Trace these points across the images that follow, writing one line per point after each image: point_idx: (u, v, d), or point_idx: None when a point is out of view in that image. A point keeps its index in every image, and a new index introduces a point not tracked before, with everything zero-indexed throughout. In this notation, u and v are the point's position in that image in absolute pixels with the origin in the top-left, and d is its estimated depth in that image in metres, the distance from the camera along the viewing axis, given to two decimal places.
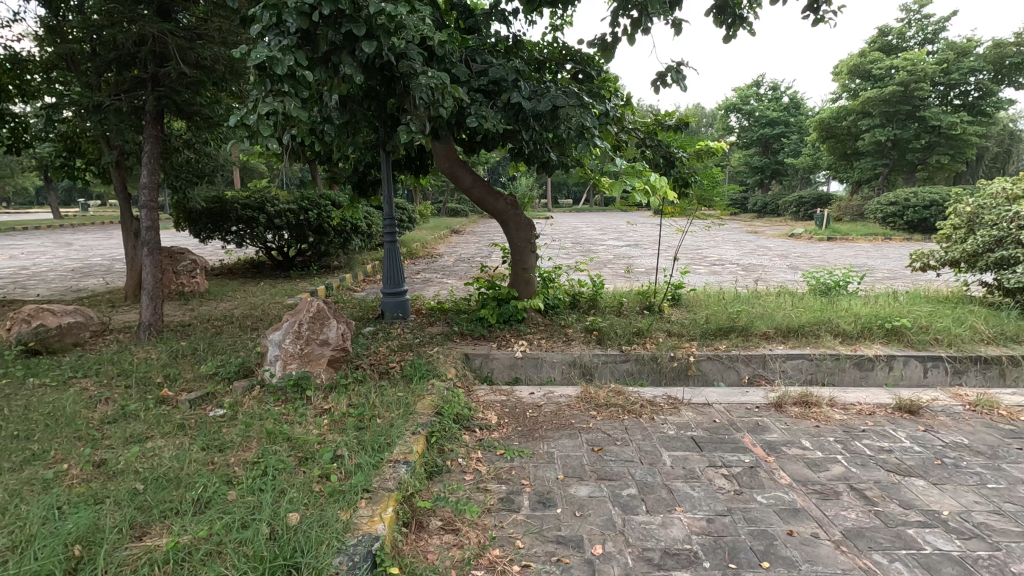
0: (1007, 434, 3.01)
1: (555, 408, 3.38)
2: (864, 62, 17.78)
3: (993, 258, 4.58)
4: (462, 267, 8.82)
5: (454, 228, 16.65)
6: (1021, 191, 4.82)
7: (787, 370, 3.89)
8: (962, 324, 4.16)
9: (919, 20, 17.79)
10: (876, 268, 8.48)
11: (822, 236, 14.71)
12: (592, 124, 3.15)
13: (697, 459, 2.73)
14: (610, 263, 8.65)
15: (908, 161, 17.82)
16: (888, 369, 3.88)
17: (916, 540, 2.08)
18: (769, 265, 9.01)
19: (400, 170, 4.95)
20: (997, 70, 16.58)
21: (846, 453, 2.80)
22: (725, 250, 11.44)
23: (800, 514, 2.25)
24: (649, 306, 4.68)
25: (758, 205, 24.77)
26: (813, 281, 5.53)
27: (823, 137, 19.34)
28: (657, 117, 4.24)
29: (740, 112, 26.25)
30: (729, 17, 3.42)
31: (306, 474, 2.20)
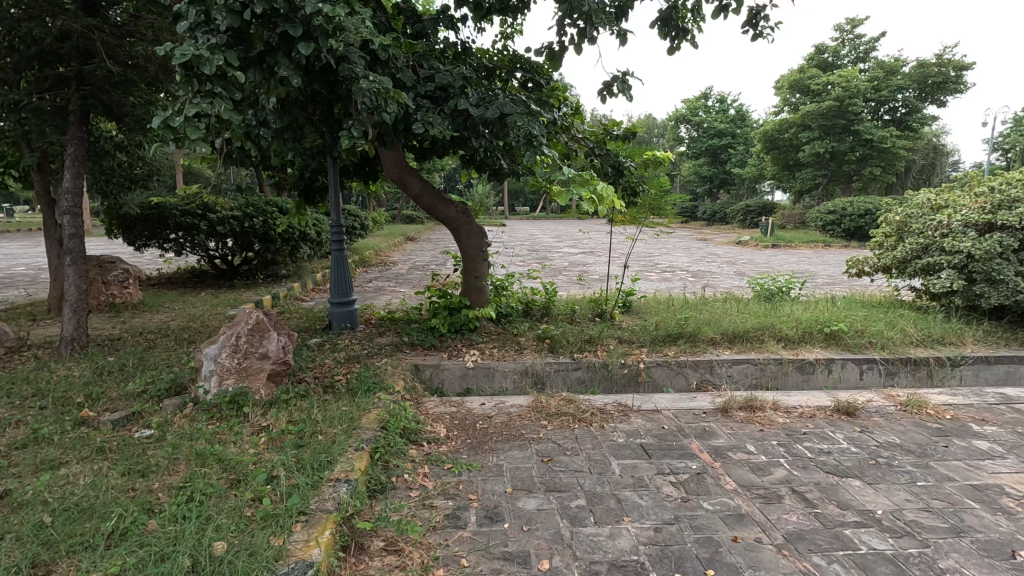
0: (935, 433, 3.16)
1: (505, 419, 3.33)
2: (803, 78, 18.70)
3: (921, 264, 4.84)
4: (416, 275, 8.69)
5: (409, 235, 16.40)
6: (943, 201, 5.14)
7: (733, 375, 3.98)
8: (894, 327, 4.37)
9: (852, 40, 18.87)
10: (816, 274, 8.86)
11: (766, 244, 15.26)
12: (539, 132, 3.13)
13: (645, 467, 2.73)
14: (564, 270, 8.71)
15: (844, 172, 18.82)
16: (827, 372, 4.02)
17: (852, 541, 2.13)
18: (717, 272, 9.26)
19: (349, 176, 4.82)
20: (922, 89, 17.71)
21: (788, 456, 2.86)
22: (676, 257, 11.76)
23: (745, 520, 2.28)
24: (601, 314, 4.71)
25: (707, 212, 25.61)
26: (757, 288, 5.71)
27: (766, 148, 20.16)
28: (605, 126, 4.27)
29: (689, 123, 27.06)
30: (673, 30, 3.48)
31: (237, 497, 2.07)
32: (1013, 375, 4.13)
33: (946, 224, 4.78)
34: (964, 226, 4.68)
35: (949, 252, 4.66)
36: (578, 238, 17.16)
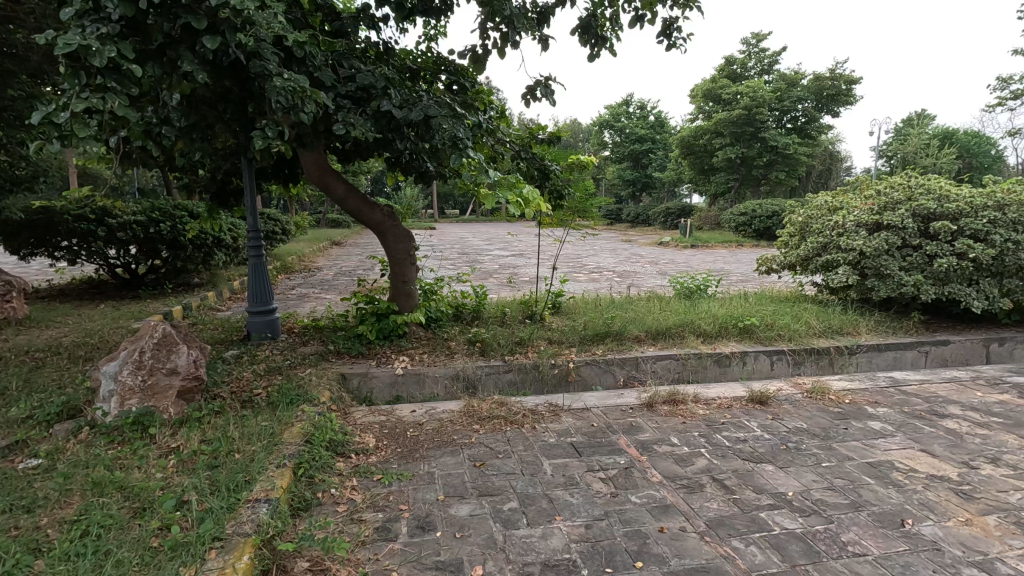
0: (836, 416, 3.44)
1: (436, 425, 3.28)
2: (715, 87, 19.85)
3: (821, 261, 5.26)
4: (343, 281, 8.41)
5: (334, 239, 15.87)
6: (838, 204, 5.62)
7: (657, 371, 4.14)
8: (799, 320, 4.71)
9: (757, 53, 20.24)
10: (731, 272, 9.42)
11: (686, 245, 16.02)
12: (464, 135, 3.12)
13: (576, 465, 2.78)
14: (494, 273, 8.73)
15: (753, 176, 20.15)
16: (742, 364, 4.27)
17: (767, 523, 2.27)
18: (642, 271, 9.63)
19: (267, 179, 4.58)
20: (819, 100, 19.26)
21: (708, 446, 3.01)
22: (602, 258, 12.12)
23: (670, 510, 2.37)
24: (531, 315, 4.75)
25: (631, 215, 26.60)
26: (678, 286, 5.97)
27: (684, 153, 21.23)
28: (531, 130, 4.29)
29: (613, 129, 27.96)
30: (593, 37, 3.56)
31: (141, 527, 1.90)
32: (900, 360, 4.57)
33: (841, 224, 5.22)
34: (855, 226, 5.14)
35: (844, 249, 5.09)
36: (508, 240, 17.31)
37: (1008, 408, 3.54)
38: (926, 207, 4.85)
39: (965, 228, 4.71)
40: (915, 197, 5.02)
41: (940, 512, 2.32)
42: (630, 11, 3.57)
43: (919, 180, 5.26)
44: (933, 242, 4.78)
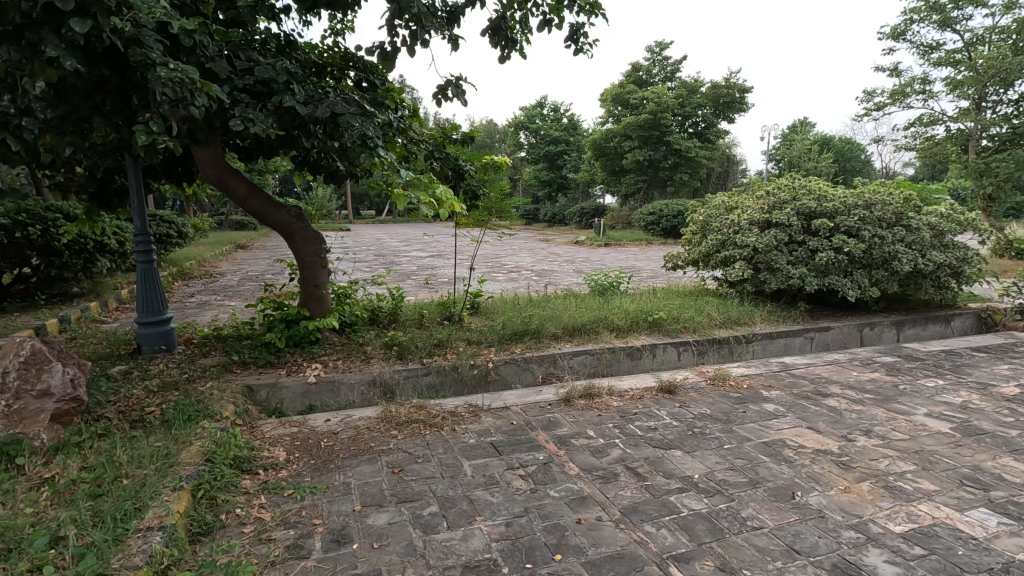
0: (736, 401, 3.70)
1: (352, 434, 3.16)
2: (623, 92, 20.74)
3: (720, 257, 5.64)
4: (248, 286, 7.92)
5: (239, 243, 14.92)
6: (733, 203, 6.07)
7: (574, 366, 4.26)
8: (703, 313, 5.03)
9: (660, 61, 21.37)
10: (642, 269, 9.87)
11: (600, 243, 16.61)
12: (374, 134, 3.03)
13: (496, 464, 2.79)
14: (411, 275, 8.58)
15: (660, 178, 21.25)
16: (652, 356, 4.49)
17: (676, 505, 2.39)
18: (559, 270, 9.86)
19: (157, 178, 4.21)
20: (716, 106, 20.66)
21: (622, 436, 3.13)
22: (519, 257, 12.27)
23: (587, 501, 2.44)
24: (450, 316, 4.71)
25: (548, 215, 27.14)
26: (592, 283, 6.17)
27: (596, 155, 22.01)
28: (444, 130, 4.17)
29: (528, 130, 28.43)
30: (503, 39, 3.58)
31: (6, 572, 1.68)
32: (790, 346, 5.00)
33: (737, 222, 5.64)
34: (749, 224, 5.56)
35: (740, 246, 5.49)
36: (425, 241, 17.07)
37: (878, 385, 3.98)
38: (808, 206, 5.34)
39: (840, 225, 5.23)
40: (799, 197, 5.52)
41: (824, 483, 2.56)
42: (539, 14, 3.62)
43: (801, 182, 5.78)
44: (814, 238, 5.27)
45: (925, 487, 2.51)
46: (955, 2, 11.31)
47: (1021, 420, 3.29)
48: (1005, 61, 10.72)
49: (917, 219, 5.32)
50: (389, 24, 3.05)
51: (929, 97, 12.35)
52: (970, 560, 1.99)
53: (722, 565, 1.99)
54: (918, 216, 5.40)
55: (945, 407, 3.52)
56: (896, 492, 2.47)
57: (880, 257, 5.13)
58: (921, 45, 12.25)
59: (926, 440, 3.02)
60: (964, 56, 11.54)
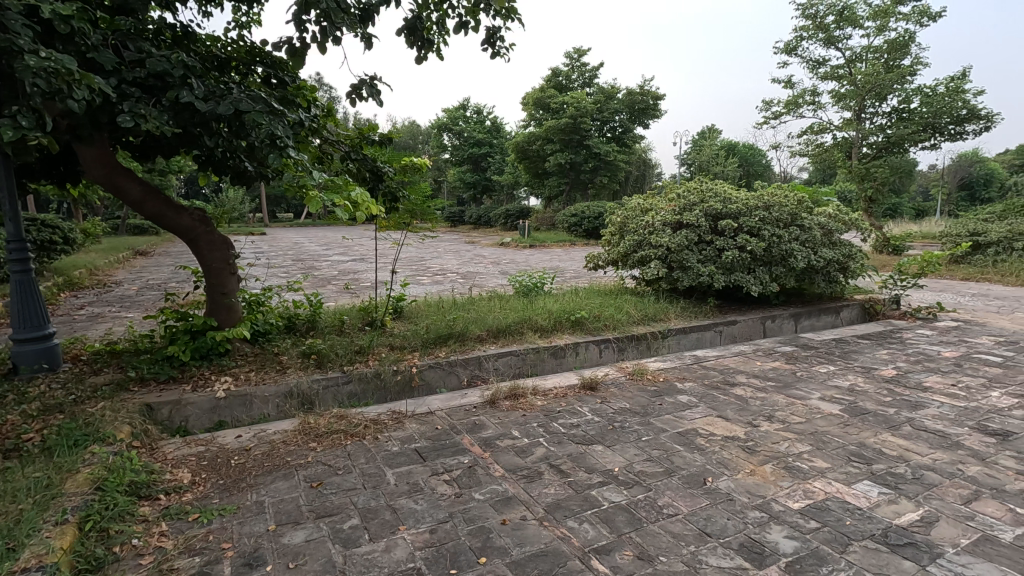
0: (653, 394, 3.87)
1: (267, 449, 2.99)
2: (543, 96, 21.16)
3: (637, 256, 5.88)
4: (149, 296, 7.32)
5: (138, 249, 13.75)
6: (648, 205, 6.36)
7: (499, 367, 4.27)
8: (622, 311, 5.22)
9: (579, 66, 21.98)
10: (565, 269, 10.10)
11: (524, 245, 16.82)
12: (284, 133, 2.88)
13: (420, 471, 2.74)
14: (331, 280, 8.28)
15: (581, 180, 21.86)
16: (575, 355, 4.60)
17: (598, 499, 2.46)
18: (484, 272, 9.89)
19: (34, 178, 3.79)
20: (632, 113, 21.53)
21: (546, 434, 3.18)
22: (445, 260, 12.18)
23: (511, 502, 2.45)
24: (371, 322, 4.59)
25: (473, 217, 27.11)
26: (517, 284, 6.23)
27: (519, 157, 22.28)
28: (361, 130, 4.03)
29: (451, 131, 28.29)
30: (419, 40, 3.50)
31: None
32: (702, 340, 5.29)
33: (652, 223, 5.90)
34: (662, 225, 5.83)
35: (654, 246, 5.75)
36: (346, 245, 16.53)
37: (779, 373, 4.31)
38: (715, 208, 5.68)
39: (743, 225, 5.60)
40: (707, 199, 5.87)
41: (732, 467, 2.72)
42: (454, 17, 3.59)
43: (709, 185, 6.13)
44: (721, 238, 5.62)
45: (819, 465, 2.74)
46: (837, 22, 12.48)
47: (898, 398, 3.68)
48: (879, 77, 11.96)
49: (809, 220, 5.80)
50: (296, 19, 2.89)
51: (818, 108, 13.53)
52: (857, 529, 2.19)
53: (640, 554, 2.07)
54: (810, 217, 5.89)
55: (835, 390, 3.86)
56: (795, 471, 2.68)
57: (778, 255, 5.55)
58: (810, 60, 13.41)
59: (820, 422, 3.30)
60: (846, 72, 12.76)
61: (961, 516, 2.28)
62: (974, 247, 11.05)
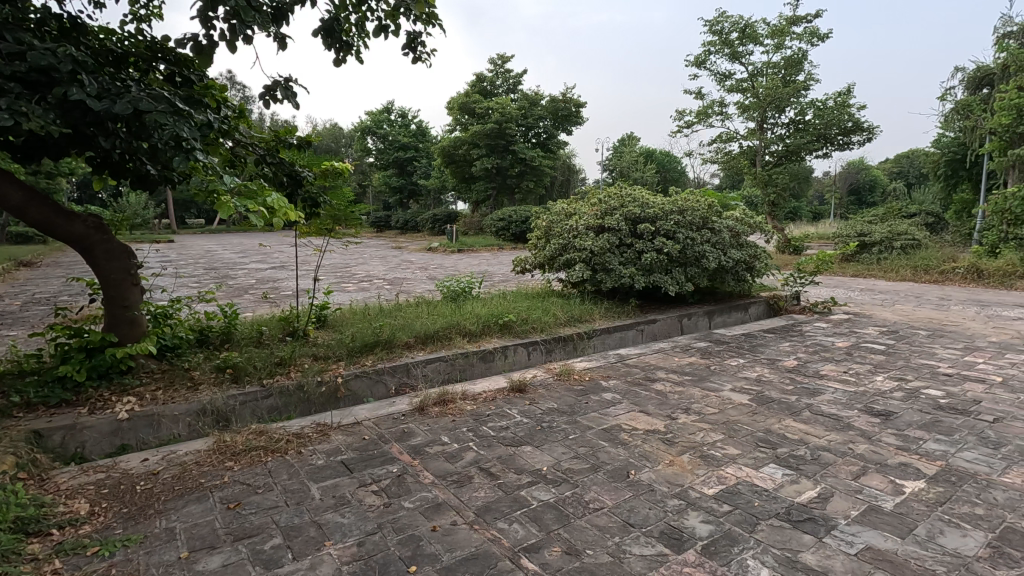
0: (579, 393, 3.99)
1: (177, 472, 2.80)
2: (468, 101, 21.23)
3: (562, 259, 6.03)
4: (37, 311, 6.63)
5: (22, 260, 12.41)
6: (572, 209, 6.54)
7: (428, 374, 4.24)
8: (548, 313, 5.34)
9: (503, 73, 22.23)
10: (493, 273, 10.18)
11: (453, 249, 16.76)
12: (191, 136, 2.71)
13: (346, 483, 2.67)
14: (249, 289, 7.87)
15: (508, 185, 22.08)
16: (503, 358, 4.65)
17: (527, 499, 2.50)
18: (412, 277, 9.77)
19: None
20: (556, 119, 22.04)
21: (475, 438, 3.19)
22: (371, 266, 11.92)
23: (441, 508, 2.44)
24: (293, 332, 4.41)
25: (400, 222, 26.66)
26: (444, 289, 6.20)
27: (445, 162, 22.18)
28: (276, 133, 3.86)
29: (375, 135, 27.70)
30: (337, 42, 3.40)
31: None
32: (625, 339, 5.50)
33: (576, 227, 6.07)
34: (585, 229, 6.02)
35: (578, 249, 5.91)
36: (265, 252, 15.77)
37: (695, 368, 4.57)
38: (634, 212, 5.94)
39: (660, 228, 5.89)
40: (626, 204, 6.11)
41: (653, 460, 2.86)
42: (373, 20, 3.52)
43: (628, 191, 6.39)
44: (640, 241, 5.87)
45: (731, 452, 2.94)
46: (741, 39, 13.41)
47: (798, 387, 4.01)
48: (777, 90, 12.98)
49: (719, 223, 6.19)
50: (202, 16, 2.73)
51: (725, 118, 14.47)
52: (764, 509, 2.37)
53: (568, 550, 2.13)
54: (720, 220, 6.29)
55: (745, 381, 4.15)
56: (710, 459, 2.85)
57: (692, 256, 5.89)
58: (717, 73, 14.32)
59: (731, 411, 3.53)
60: (749, 85, 13.73)
61: (852, 490, 2.52)
62: (861, 247, 12.25)
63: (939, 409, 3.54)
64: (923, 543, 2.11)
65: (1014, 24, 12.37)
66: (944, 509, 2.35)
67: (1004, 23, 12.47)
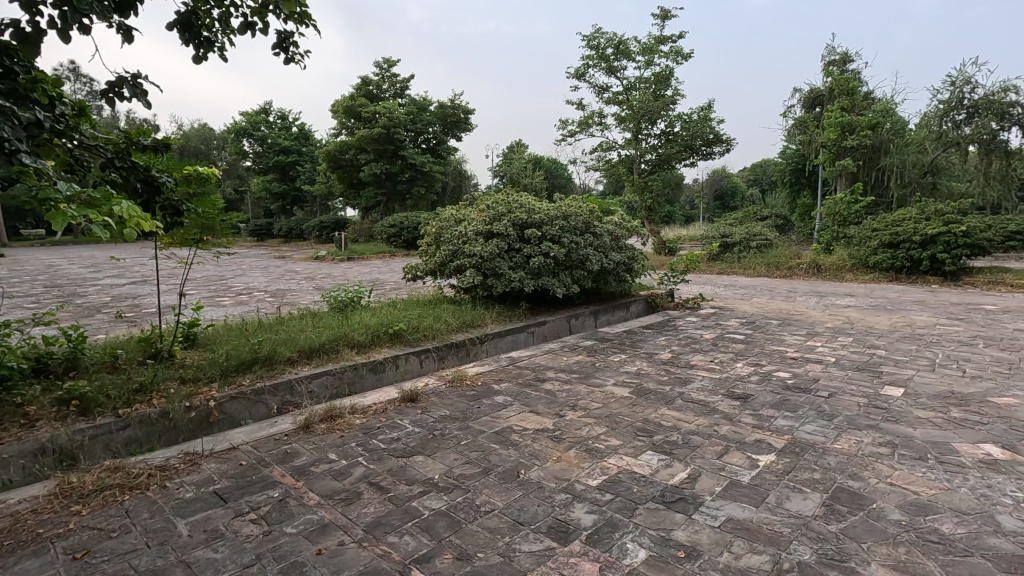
0: (472, 398, 4.02)
1: (8, 525, 2.40)
2: (354, 105, 20.59)
3: (453, 265, 6.03)
4: None
5: None
6: (461, 215, 6.58)
7: (314, 390, 4.03)
8: (440, 320, 5.32)
9: (390, 77, 21.84)
10: (384, 282, 9.94)
11: (342, 258, 16.10)
12: (11, 136, 2.35)
13: (220, 515, 2.47)
14: (101, 308, 6.98)
15: (398, 191, 21.69)
16: (395, 368, 4.55)
17: (418, 509, 2.47)
18: (296, 289, 9.25)
19: None
20: (445, 125, 22.06)
21: (365, 453, 3.09)
22: (250, 277, 11.12)
23: (328, 529, 2.34)
24: (155, 354, 3.98)
25: (283, 229, 25.12)
26: (331, 300, 5.93)
27: (331, 167, 21.26)
28: (127, 134, 3.39)
29: (252, 138, 25.89)
30: (196, 37, 3.11)
31: None
32: (516, 342, 5.62)
33: (465, 233, 6.11)
34: (474, 234, 6.08)
35: (469, 255, 5.95)
36: (122, 265, 14.08)
37: (581, 366, 4.79)
38: (521, 218, 6.10)
39: (546, 233, 6.11)
40: (513, 210, 6.25)
41: (542, 457, 2.96)
42: (238, 17, 3.27)
43: (515, 197, 6.54)
44: (528, 245, 6.04)
45: (613, 443, 3.12)
46: (615, 54, 14.31)
47: (672, 377, 4.36)
48: (649, 104, 14.02)
49: (600, 227, 6.55)
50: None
51: (605, 128, 15.36)
52: (641, 494, 2.55)
53: (460, 555, 2.13)
54: (601, 225, 6.66)
55: (626, 375, 4.43)
56: (594, 452, 3.01)
57: (577, 259, 6.17)
58: (596, 85, 15.17)
59: (613, 405, 3.75)
60: (625, 98, 14.68)
61: (716, 468, 2.78)
62: (725, 247, 13.54)
63: (787, 389, 4.03)
64: (773, 509, 2.38)
65: (837, 54, 14.40)
66: (790, 477, 2.67)
67: (829, 51, 14.47)
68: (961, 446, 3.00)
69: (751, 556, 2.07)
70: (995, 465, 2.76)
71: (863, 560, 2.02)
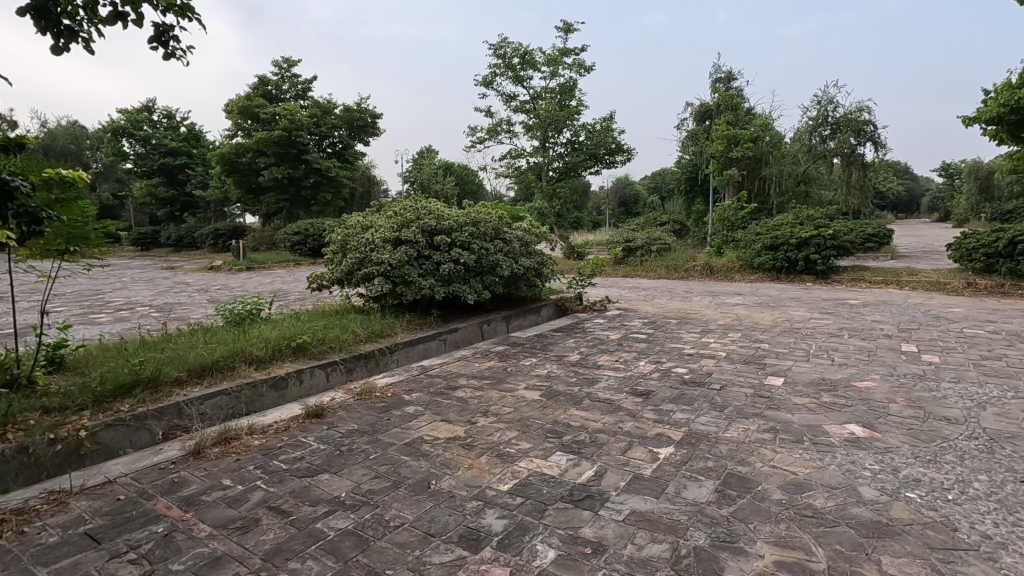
0: (381, 410, 3.90)
1: None
2: (251, 105, 19.45)
3: (360, 273, 5.84)
4: None
5: None
6: (368, 221, 6.39)
7: (206, 411, 3.73)
8: (347, 330, 5.13)
9: (290, 77, 20.84)
10: (288, 292, 9.44)
11: (240, 268, 15.08)
12: None
13: (92, 558, 2.21)
14: None
15: (302, 197, 20.72)
16: (298, 383, 4.32)
17: (322, 531, 2.36)
18: (187, 302, 8.53)
19: None
20: (352, 129, 21.41)
21: (264, 476, 2.90)
22: (132, 291, 10.11)
23: (221, 561, 2.17)
24: (11, 381, 3.49)
25: (171, 238, 23.09)
26: (227, 313, 5.53)
27: (227, 171, 19.88)
28: None
29: (133, 138, 23.63)
30: (55, 25, 2.79)
31: None
32: (428, 350, 5.55)
33: (372, 240, 5.93)
34: (382, 241, 5.91)
35: (376, 263, 5.79)
36: None
37: (493, 371, 4.81)
38: (429, 224, 6.02)
39: (456, 239, 6.08)
40: (422, 216, 6.16)
41: (453, 466, 2.93)
42: (107, 5, 2.97)
43: (423, 203, 6.46)
44: (438, 252, 5.98)
45: (523, 446, 3.16)
46: (521, 64, 14.62)
47: (581, 378, 4.49)
48: (554, 113, 14.45)
49: (509, 233, 6.64)
50: None
51: (513, 136, 15.63)
52: (551, 495, 2.60)
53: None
54: (510, 230, 6.74)
55: (536, 379, 4.51)
56: (505, 457, 3.02)
57: (487, 265, 6.20)
58: (503, 94, 15.41)
59: (524, 408, 3.80)
60: (532, 107, 15.04)
61: (621, 464, 2.90)
62: (629, 251, 14.23)
63: (684, 383, 4.29)
64: (672, 499, 2.52)
65: (722, 72, 15.66)
66: (686, 467, 2.85)
67: (716, 69, 15.71)
68: (830, 427, 3.35)
69: (652, 546, 2.17)
70: (858, 442, 3.11)
71: (750, 540, 2.19)
